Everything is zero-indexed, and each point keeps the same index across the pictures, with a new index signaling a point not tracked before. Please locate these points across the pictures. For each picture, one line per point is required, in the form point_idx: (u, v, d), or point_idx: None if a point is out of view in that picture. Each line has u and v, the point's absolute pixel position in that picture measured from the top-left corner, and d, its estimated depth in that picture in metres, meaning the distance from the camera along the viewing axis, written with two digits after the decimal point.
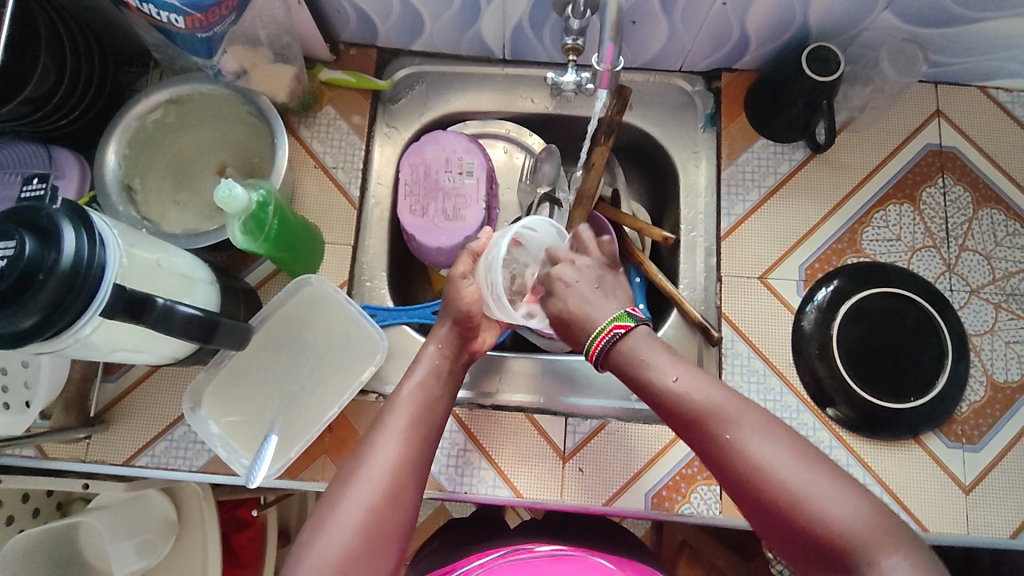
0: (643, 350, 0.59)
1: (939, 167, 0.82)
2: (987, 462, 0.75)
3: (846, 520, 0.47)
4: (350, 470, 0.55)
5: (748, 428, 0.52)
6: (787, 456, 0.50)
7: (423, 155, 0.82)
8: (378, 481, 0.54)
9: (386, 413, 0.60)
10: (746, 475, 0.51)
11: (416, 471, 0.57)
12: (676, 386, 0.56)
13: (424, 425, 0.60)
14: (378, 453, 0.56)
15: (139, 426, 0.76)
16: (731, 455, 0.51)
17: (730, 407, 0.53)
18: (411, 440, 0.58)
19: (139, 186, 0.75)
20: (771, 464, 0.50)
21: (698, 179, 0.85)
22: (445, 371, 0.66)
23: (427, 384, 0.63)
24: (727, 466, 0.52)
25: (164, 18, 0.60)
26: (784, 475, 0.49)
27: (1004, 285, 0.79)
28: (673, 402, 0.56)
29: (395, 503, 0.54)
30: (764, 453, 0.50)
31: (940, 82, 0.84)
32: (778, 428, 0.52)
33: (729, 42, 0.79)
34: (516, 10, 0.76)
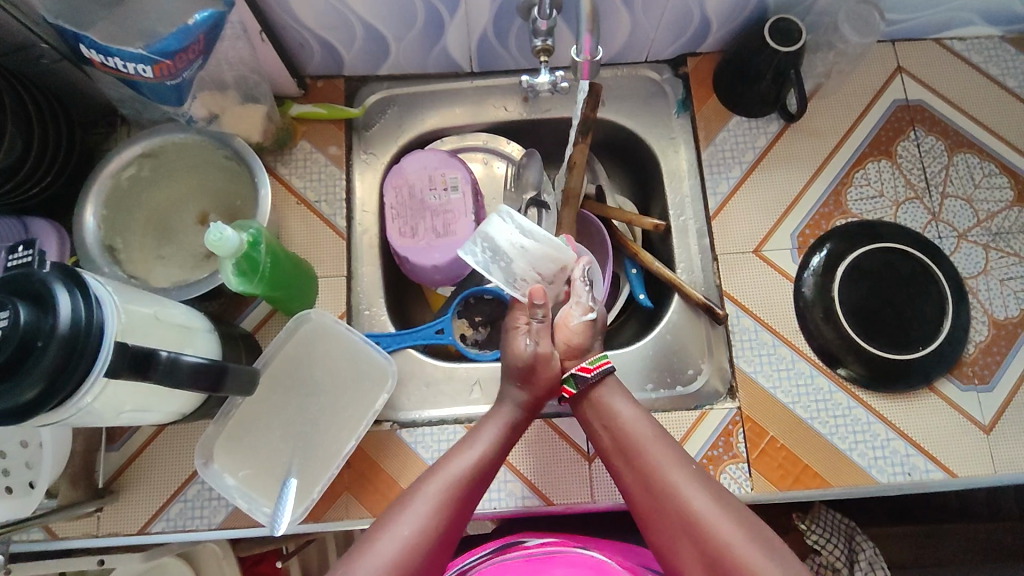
0: (614, 402, 0.66)
1: (909, 120, 0.84)
2: (1002, 400, 0.76)
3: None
4: (380, 526, 0.55)
5: (695, 486, 0.57)
6: (725, 513, 0.54)
7: (405, 176, 0.82)
8: (406, 543, 0.54)
9: (434, 476, 0.60)
10: (687, 523, 0.55)
11: (448, 538, 0.56)
12: (635, 436, 0.62)
13: (471, 496, 0.60)
14: (418, 510, 0.56)
15: (151, 491, 0.73)
16: (679, 504, 0.56)
17: (663, 446, 0.61)
18: (455, 505, 0.58)
19: (122, 245, 0.73)
20: (707, 515, 0.54)
21: (680, 164, 0.86)
22: (505, 444, 0.65)
23: (487, 458, 0.63)
24: (673, 513, 0.56)
25: (132, 70, 0.60)
26: (723, 528, 0.53)
27: (989, 226, 0.81)
28: (631, 450, 0.62)
29: (422, 565, 0.54)
30: (699, 499, 0.56)
31: (897, 39, 0.87)
32: (720, 490, 0.57)
33: (691, 27, 0.81)
34: (479, 21, 0.77)
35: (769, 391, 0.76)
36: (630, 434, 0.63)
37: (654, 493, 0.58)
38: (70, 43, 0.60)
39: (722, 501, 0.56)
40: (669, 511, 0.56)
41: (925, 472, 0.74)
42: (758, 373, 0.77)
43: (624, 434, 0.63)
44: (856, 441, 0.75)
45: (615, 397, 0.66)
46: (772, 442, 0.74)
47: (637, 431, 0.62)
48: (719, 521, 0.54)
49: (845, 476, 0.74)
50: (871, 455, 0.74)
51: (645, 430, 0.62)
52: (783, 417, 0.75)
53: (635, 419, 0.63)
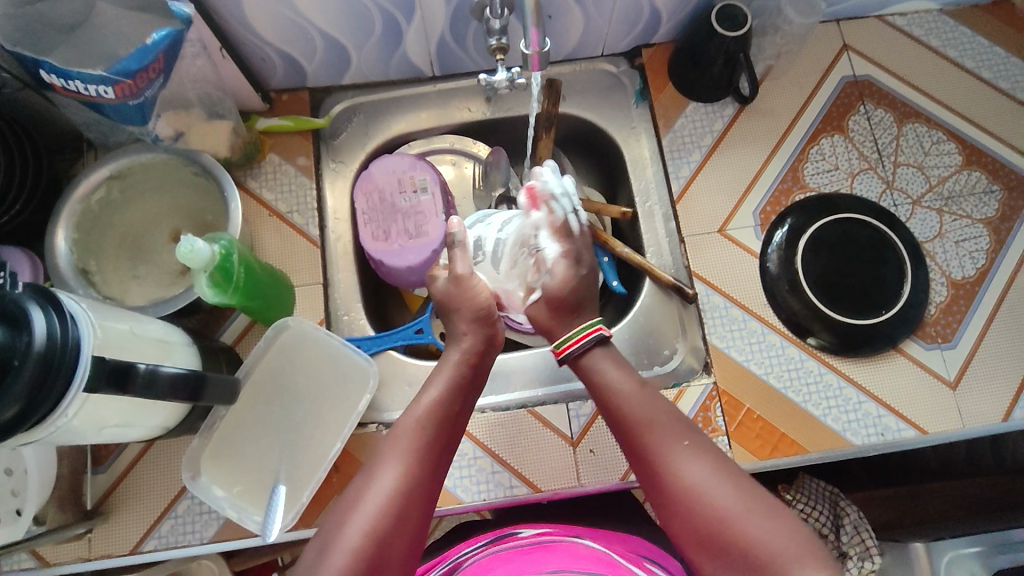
0: (607, 371, 0.65)
1: (858, 95, 0.87)
2: (965, 356, 0.79)
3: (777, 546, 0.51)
4: (351, 498, 0.55)
5: (693, 456, 0.57)
6: (721, 482, 0.55)
7: (374, 181, 0.83)
8: (379, 507, 0.53)
9: (394, 437, 0.59)
10: (686, 500, 0.55)
11: (420, 496, 0.56)
12: (632, 409, 0.62)
13: (435, 443, 0.59)
14: (384, 475, 0.56)
15: (142, 509, 0.74)
16: (675, 480, 0.57)
17: (662, 420, 0.60)
18: (421, 461, 0.58)
19: (95, 267, 0.74)
20: (705, 488, 0.55)
21: (642, 152, 0.89)
22: (460, 388, 0.65)
23: (443, 401, 0.63)
24: (671, 486, 0.57)
25: (93, 91, 0.61)
26: (719, 501, 0.54)
27: (941, 190, 0.84)
28: (631, 424, 0.61)
29: (397, 529, 0.53)
30: (696, 473, 0.56)
31: (840, 19, 0.90)
32: (718, 455, 0.58)
33: (641, 19, 0.84)
34: (436, 26, 0.79)
35: (742, 364, 0.78)
36: (625, 400, 0.63)
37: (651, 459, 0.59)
38: (30, 68, 0.61)
39: (718, 469, 0.56)
40: (665, 476, 0.57)
41: (897, 431, 0.76)
42: (730, 348, 0.79)
43: (620, 408, 0.63)
44: (829, 407, 0.77)
45: (608, 365, 0.66)
46: (749, 414, 0.77)
47: (634, 405, 0.62)
48: (718, 495, 0.54)
49: (821, 440, 0.76)
50: (844, 419, 0.77)
51: (640, 400, 0.63)
52: (758, 389, 0.77)
53: (631, 392, 0.63)
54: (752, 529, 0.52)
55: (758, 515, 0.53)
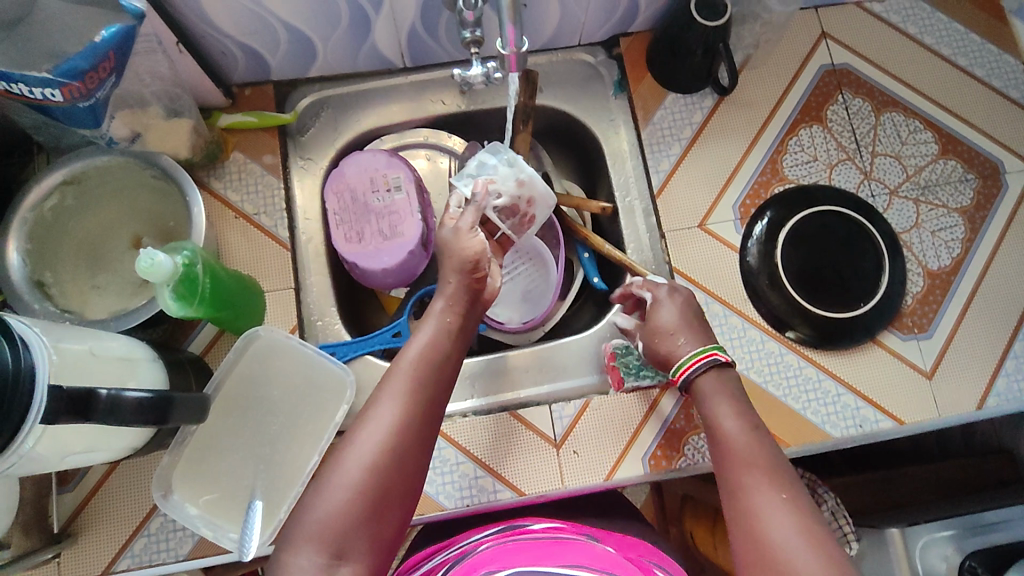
0: (719, 413, 0.65)
1: (836, 84, 0.87)
2: (941, 346, 0.79)
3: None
4: (349, 437, 0.58)
5: (783, 509, 0.53)
6: (804, 542, 0.51)
7: (346, 180, 0.80)
8: (378, 445, 0.56)
9: (389, 379, 0.61)
10: (762, 553, 0.52)
11: (417, 432, 0.59)
12: (741, 451, 0.60)
13: (427, 383, 0.61)
14: (380, 417, 0.58)
15: (112, 528, 0.71)
16: (755, 529, 0.53)
17: (767, 467, 0.58)
18: (416, 402, 0.60)
19: (52, 279, 0.70)
20: (782, 541, 0.51)
21: (621, 144, 0.87)
22: (451, 331, 0.67)
23: (433, 345, 0.64)
24: (750, 537, 0.53)
25: (40, 95, 0.58)
26: (796, 559, 0.50)
27: (918, 180, 0.84)
28: (731, 463, 0.60)
29: (398, 462, 0.57)
30: (781, 527, 0.52)
31: (819, 6, 0.89)
32: (813, 517, 0.53)
33: (619, 7, 0.81)
34: (405, 16, 0.75)
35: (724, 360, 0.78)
36: (734, 449, 0.61)
37: (736, 506, 0.56)
38: None
39: (803, 524, 0.52)
40: (745, 526, 0.54)
41: (875, 422, 0.77)
42: None
43: (727, 449, 0.61)
44: (808, 400, 0.77)
45: (719, 400, 0.66)
46: None
47: (739, 449, 0.61)
48: (795, 553, 0.50)
49: (801, 434, 0.76)
50: (823, 411, 0.77)
51: (747, 446, 0.60)
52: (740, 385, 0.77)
53: (743, 438, 0.61)
54: None
55: None
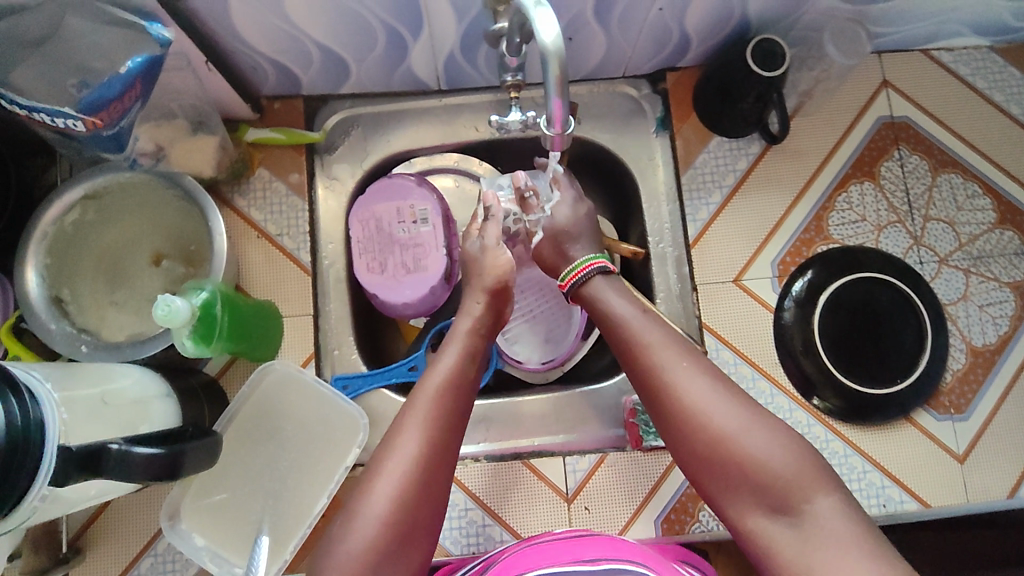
0: (608, 298, 0.66)
1: (893, 139, 0.82)
2: (977, 429, 0.76)
3: (781, 468, 0.52)
4: (376, 465, 0.56)
5: (692, 375, 0.57)
6: (723, 403, 0.55)
7: (372, 208, 0.78)
8: (405, 473, 0.55)
9: (412, 403, 0.59)
10: (692, 425, 0.55)
11: (443, 458, 0.57)
12: (636, 336, 0.62)
13: (453, 409, 0.60)
14: (404, 443, 0.56)
15: (121, 545, 0.72)
16: (674, 400, 0.56)
17: (665, 344, 0.60)
18: (439, 429, 0.58)
19: (70, 296, 0.68)
20: (706, 407, 0.55)
21: (658, 184, 0.83)
22: (473, 355, 0.65)
23: (457, 368, 0.63)
24: (671, 409, 0.56)
25: (62, 124, 0.56)
26: (719, 420, 0.54)
27: (971, 250, 0.80)
28: (632, 350, 0.61)
29: (424, 492, 0.55)
30: (698, 393, 0.56)
31: (883, 51, 0.83)
32: (719, 373, 0.57)
33: (670, 44, 0.76)
34: (444, 43, 0.71)
35: None
36: (626, 328, 0.63)
37: (647, 387, 0.59)
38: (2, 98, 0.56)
39: (724, 390, 0.56)
40: (666, 401, 0.57)
41: (899, 503, 0.74)
42: None
43: (625, 336, 0.63)
44: None
45: (612, 294, 0.67)
46: None
47: (646, 337, 0.61)
48: (717, 414, 0.55)
49: None
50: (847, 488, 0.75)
51: (643, 328, 0.62)
52: None
53: (640, 324, 0.63)
54: (747, 446, 0.53)
55: (754, 433, 0.53)
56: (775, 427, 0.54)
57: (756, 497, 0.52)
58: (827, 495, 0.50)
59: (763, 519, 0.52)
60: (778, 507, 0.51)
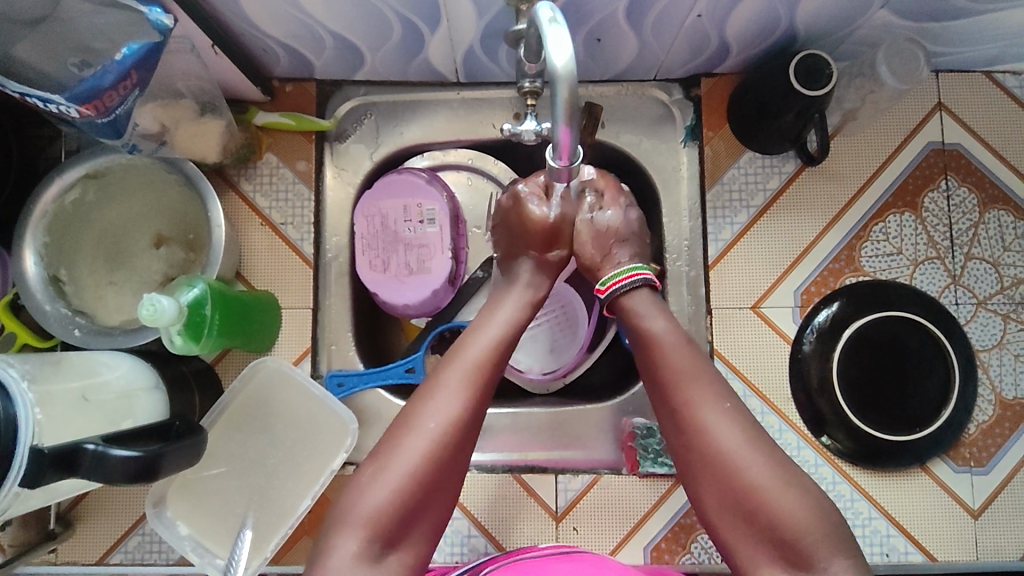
0: (643, 314, 0.62)
1: (942, 167, 0.75)
2: (996, 485, 0.72)
3: (812, 528, 0.49)
4: (413, 416, 0.54)
5: (727, 419, 0.54)
6: (755, 450, 0.52)
7: (379, 204, 0.75)
8: (442, 428, 0.53)
9: (453, 361, 0.58)
10: (718, 470, 0.53)
11: (478, 420, 0.55)
12: (673, 361, 0.58)
13: (494, 373, 0.58)
14: (443, 401, 0.54)
15: (109, 523, 0.72)
16: (704, 446, 0.54)
17: (699, 379, 0.56)
18: (480, 390, 0.56)
19: (68, 275, 0.67)
20: (737, 457, 0.52)
21: (681, 198, 0.78)
22: (522, 325, 0.64)
23: (503, 338, 0.61)
24: (701, 454, 0.54)
25: (55, 110, 0.53)
26: (750, 469, 0.52)
27: (1013, 294, 0.74)
28: (665, 376, 0.58)
29: (456, 448, 0.53)
30: (730, 438, 0.53)
31: (941, 71, 0.76)
32: (756, 426, 0.54)
33: (707, 50, 0.71)
34: (464, 37, 0.67)
35: None
36: (664, 349, 0.59)
37: (678, 418, 0.56)
38: None
39: (760, 443, 0.53)
40: (694, 442, 0.54)
41: (904, 554, 0.71)
42: None
43: (659, 360, 0.59)
44: None
45: (653, 313, 0.62)
46: None
47: (677, 365, 0.58)
48: (748, 465, 0.52)
49: None
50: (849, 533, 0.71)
51: (683, 363, 0.58)
52: None
53: (673, 345, 0.59)
54: (776, 501, 0.50)
55: (785, 485, 0.50)
56: (805, 483, 0.51)
57: (780, 555, 0.49)
58: (847, 558, 0.48)
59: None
60: (801, 563, 0.49)
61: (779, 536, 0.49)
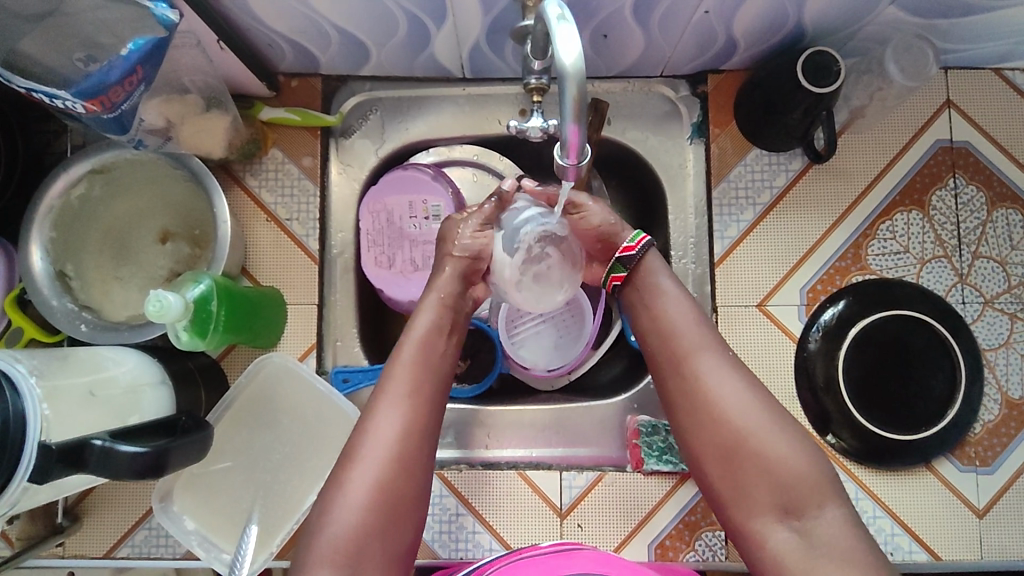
0: (651, 273, 0.64)
1: (950, 165, 0.75)
2: (1001, 484, 0.72)
3: (802, 473, 0.53)
4: (356, 444, 0.56)
5: (722, 372, 0.58)
6: (751, 400, 0.56)
7: (384, 201, 0.75)
8: (382, 457, 0.55)
9: (387, 382, 0.59)
10: (715, 417, 0.56)
11: (421, 435, 0.57)
12: (669, 320, 0.61)
13: (424, 386, 0.59)
14: (380, 428, 0.56)
15: (116, 517, 0.72)
16: (703, 394, 0.57)
17: (693, 336, 0.60)
18: (414, 408, 0.58)
19: (74, 271, 0.67)
20: (733, 405, 0.56)
21: (687, 196, 0.78)
22: (445, 323, 0.63)
23: (428, 343, 0.61)
24: (699, 402, 0.57)
25: (60, 105, 0.54)
26: (747, 418, 0.56)
27: (1020, 293, 0.74)
28: (663, 332, 0.61)
29: (404, 469, 0.56)
30: (727, 387, 0.57)
31: (951, 67, 0.76)
32: (747, 375, 0.58)
33: (715, 47, 0.71)
34: (470, 32, 0.67)
35: None
36: (666, 307, 0.62)
37: (676, 370, 0.59)
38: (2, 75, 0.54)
39: (754, 393, 0.57)
40: (692, 392, 0.58)
41: (908, 553, 0.71)
42: None
43: (658, 319, 0.62)
44: None
45: (659, 273, 0.64)
46: None
47: (675, 321, 0.61)
48: (746, 413, 0.56)
49: None
50: None
51: (681, 315, 0.61)
52: None
53: (675, 301, 0.62)
54: (769, 447, 0.54)
55: (778, 434, 0.55)
56: (797, 435, 0.55)
57: (772, 499, 0.53)
58: (838, 505, 0.52)
59: (772, 519, 0.53)
60: (792, 506, 0.53)
61: (772, 482, 0.54)
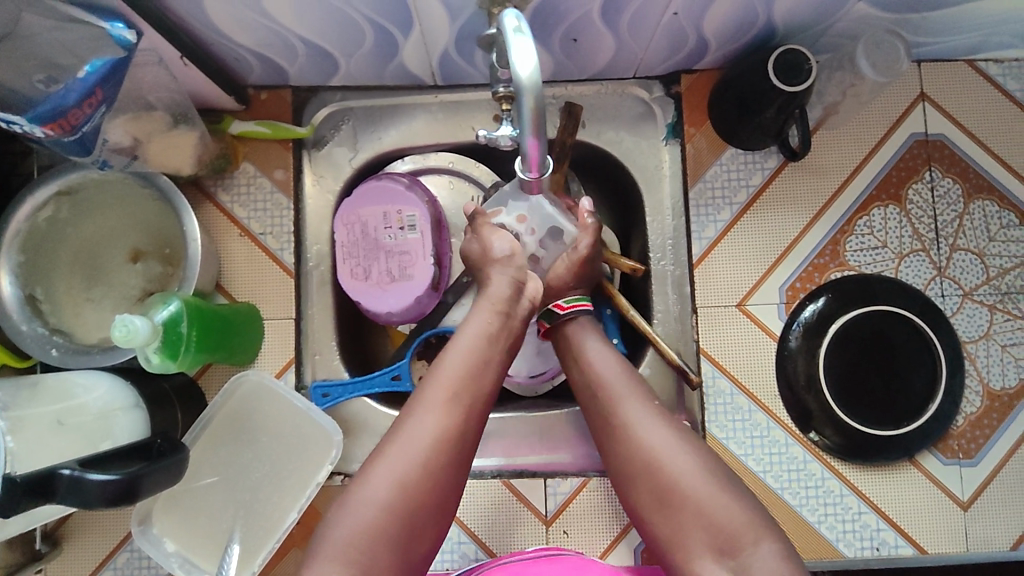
0: (581, 331, 0.64)
1: (925, 158, 0.75)
2: (985, 476, 0.72)
3: (737, 515, 0.50)
4: (389, 442, 0.53)
5: (652, 421, 0.56)
6: (681, 447, 0.54)
7: (358, 212, 0.74)
8: (413, 457, 0.52)
9: (432, 381, 0.56)
10: (644, 467, 0.54)
11: (457, 444, 0.54)
12: (601, 374, 0.60)
13: (472, 392, 0.56)
14: (415, 427, 0.53)
15: (97, 541, 0.72)
16: (632, 444, 0.55)
17: (622, 388, 0.58)
18: (457, 413, 0.54)
19: (44, 295, 0.66)
20: (662, 453, 0.54)
21: (663, 197, 0.78)
22: (498, 334, 0.60)
23: (477, 350, 0.58)
24: (630, 453, 0.55)
25: (18, 130, 0.53)
26: (677, 463, 0.53)
27: (999, 284, 0.74)
28: (597, 387, 0.60)
29: (436, 473, 0.52)
30: (657, 437, 0.54)
31: (923, 60, 0.76)
32: (679, 423, 0.56)
33: (686, 47, 0.70)
34: (438, 40, 0.66)
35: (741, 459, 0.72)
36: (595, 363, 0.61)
37: (608, 424, 0.57)
38: None
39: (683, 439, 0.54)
40: (622, 442, 0.56)
41: (894, 548, 0.71)
42: (729, 440, 0.73)
43: (590, 374, 0.61)
44: (824, 514, 0.72)
45: (588, 332, 0.64)
46: None
47: (604, 375, 0.60)
48: (674, 459, 0.53)
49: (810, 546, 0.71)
50: (839, 528, 0.71)
51: (611, 370, 0.60)
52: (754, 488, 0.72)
53: (601, 357, 0.61)
54: (697, 492, 0.51)
55: (708, 477, 0.52)
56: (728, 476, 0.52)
57: (705, 539, 0.50)
58: None
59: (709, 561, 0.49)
60: (727, 547, 0.49)
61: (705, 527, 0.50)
